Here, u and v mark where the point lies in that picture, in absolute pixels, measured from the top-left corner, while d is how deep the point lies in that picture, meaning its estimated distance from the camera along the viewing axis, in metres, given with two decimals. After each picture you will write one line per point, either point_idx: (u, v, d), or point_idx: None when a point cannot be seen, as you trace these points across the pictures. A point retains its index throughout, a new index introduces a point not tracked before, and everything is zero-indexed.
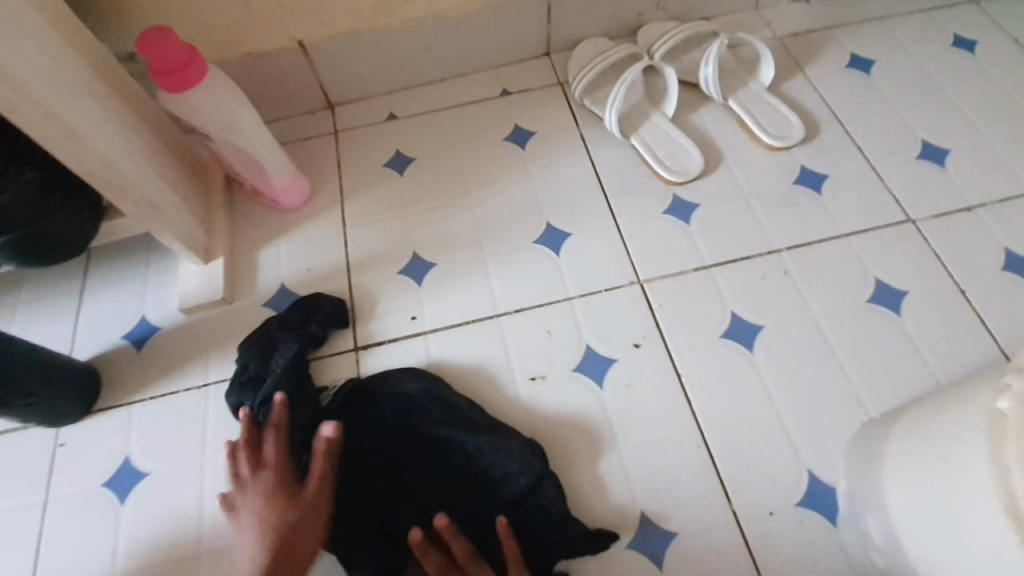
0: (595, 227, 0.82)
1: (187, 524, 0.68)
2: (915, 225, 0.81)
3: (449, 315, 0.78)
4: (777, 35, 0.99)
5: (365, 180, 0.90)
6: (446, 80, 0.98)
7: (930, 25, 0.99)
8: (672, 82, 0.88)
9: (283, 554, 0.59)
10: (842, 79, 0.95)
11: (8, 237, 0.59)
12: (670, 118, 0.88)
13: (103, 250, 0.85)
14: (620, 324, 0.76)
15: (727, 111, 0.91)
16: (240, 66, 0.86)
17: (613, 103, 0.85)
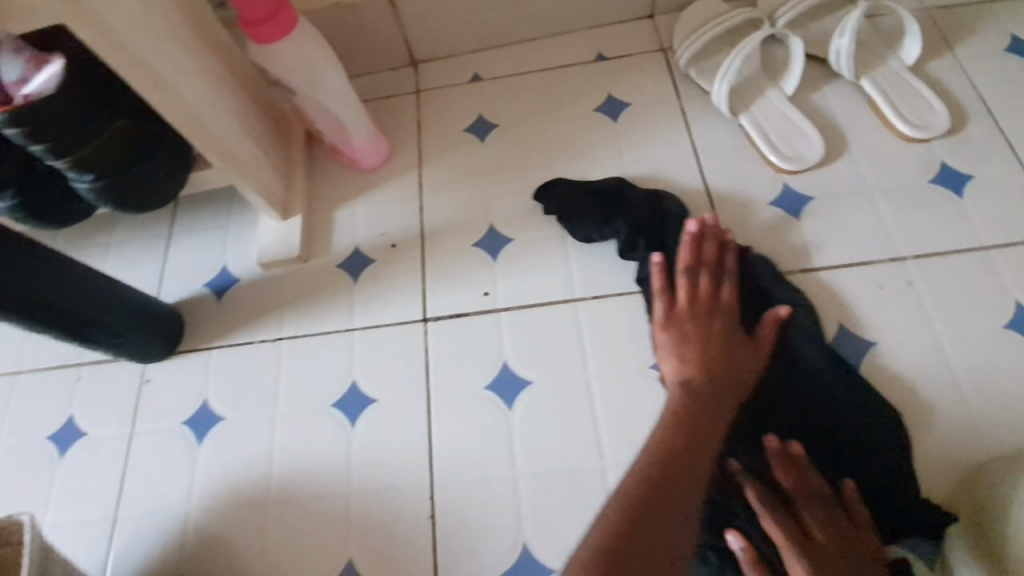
0: (688, 214, 0.75)
1: (257, 473, 0.70)
2: None
3: (522, 295, 0.74)
4: (923, 4, 0.85)
5: (446, 144, 0.86)
6: (536, 40, 0.91)
7: None
8: (797, 53, 0.78)
9: (679, 425, 0.58)
10: (1000, 61, 0.80)
11: (100, 181, 0.59)
12: (788, 95, 0.79)
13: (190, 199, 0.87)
14: None
15: (854, 93, 0.80)
16: (327, 17, 0.83)
17: (726, 75, 0.76)
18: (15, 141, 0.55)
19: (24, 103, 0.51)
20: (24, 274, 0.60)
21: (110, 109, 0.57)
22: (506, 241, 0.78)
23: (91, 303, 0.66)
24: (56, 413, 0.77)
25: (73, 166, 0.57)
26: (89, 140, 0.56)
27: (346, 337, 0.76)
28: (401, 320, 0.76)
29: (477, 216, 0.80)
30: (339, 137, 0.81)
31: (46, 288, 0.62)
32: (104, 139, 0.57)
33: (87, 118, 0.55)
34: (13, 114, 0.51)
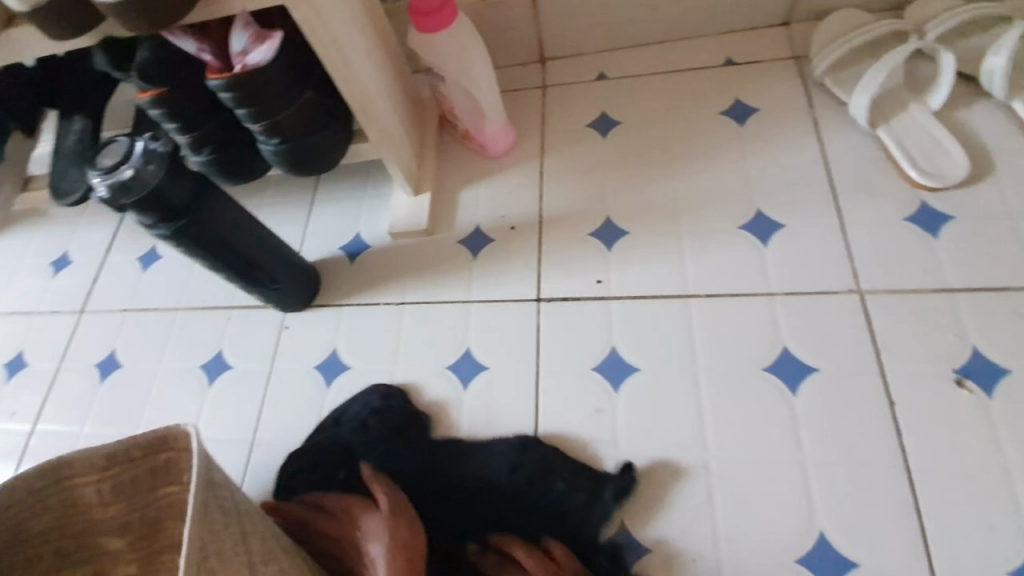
0: (813, 223, 0.75)
1: None
2: None
3: (635, 286, 0.76)
4: None
5: (568, 137, 0.90)
6: (664, 43, 0.93)
7: None
8: (948, 69, 0.76)
9: None
10: None
11: (282, 145, 0.68)
12: (933, 111, 0.77)
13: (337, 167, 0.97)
14: (827, 332, 0.70)
15: (1007, 112, 0.76)
16: (472, 12, 0.90)
17: (868, 86, 0.76)
18: (227, 104, 0.64)
19: (246, 72, 0.60)
20: (217, 221, 0.69)
21: (303, 84, 0.66)
22: (623, 233, 0.81)
23: (260, 251, 0.75)
24: (207, 347, 0.88)
25: (267, 130, 0.66)
26: (283, 108, 0.65)
27: (463, 307, 0.81)
28: (516, 297, 0.80)
29: (595, 207, 0.83)
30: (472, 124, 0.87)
31: (230, 234, 0.71)
32: (294, 109, 0.66)
33: (286, 90, 0.64)
34: (236, 80, 0.60)
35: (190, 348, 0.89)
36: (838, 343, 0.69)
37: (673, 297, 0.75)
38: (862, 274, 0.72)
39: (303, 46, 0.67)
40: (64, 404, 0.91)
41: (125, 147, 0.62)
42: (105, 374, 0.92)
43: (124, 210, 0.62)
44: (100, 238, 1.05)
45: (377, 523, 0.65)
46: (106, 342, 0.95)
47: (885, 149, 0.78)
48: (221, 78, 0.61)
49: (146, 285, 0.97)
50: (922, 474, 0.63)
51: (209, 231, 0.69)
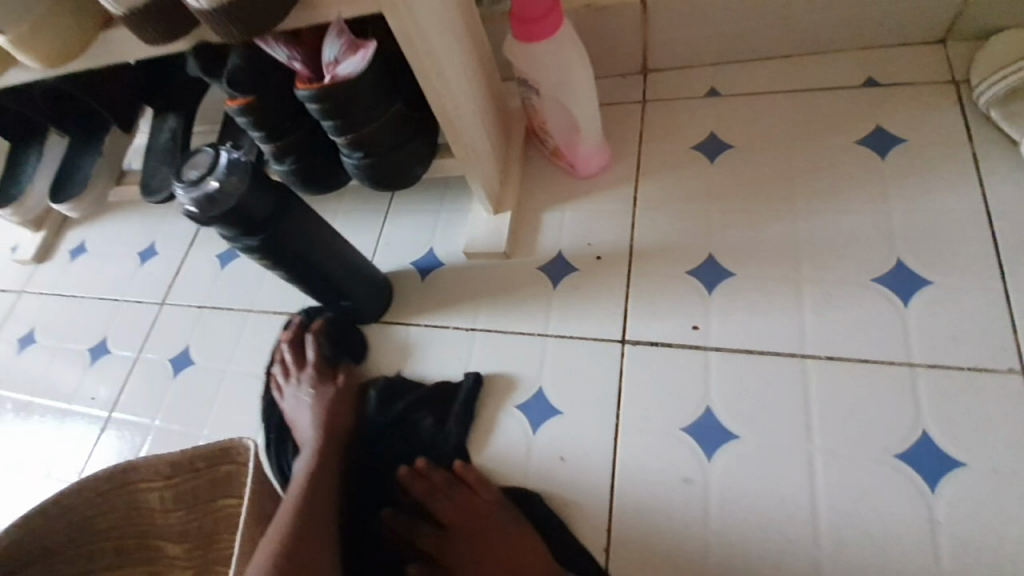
0: (969, 282, 0.63)
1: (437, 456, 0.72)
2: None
3: (739, 339, 0.67)
4: None
5: (669, 158, 0.81)
6: (788, 58, 0.82)
7: None
8: None
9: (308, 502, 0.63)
10: None
11: (367, 159, 0.64)
12: None
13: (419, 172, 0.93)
14: (984, 420, 0.57)
15: None
16: (573, 18, 0.83)
17: None
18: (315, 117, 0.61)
19: (336, 82, 0.57)
20: (297, 233, 0.66)
21: (392, 96, 0.62)
22: (727, 273, 0.71)
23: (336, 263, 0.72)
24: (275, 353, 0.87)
25: (351, 144, 0.63)
26: (370, 121, 0.61)
27: (539, 340, 0.74)
28: (600, 335, 0.72)
29: (696, 241, 0.74)
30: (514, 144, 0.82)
31: (310, 248, 0.68)
32: (382, 120, 0.62)
33: (376, 101, 0.60)
34: (325, 90, 0.57)
35: (259, 352, 0.88)
36: (998, 437, 0.56)
37: (787, 355, 0.64)
38: None
39: (395, 55, 0.62)
40: (138, 394, 0.93)
41: (210, 159, 0.60)
42: (177, 369, 0.93)
43: (207, 222, 0.60)
44: (185, 231, 1.07)
45: (329, 452, 0.68)
46: (182, 335, 0.96)
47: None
48: (310, 88, 0.58)
49: (223, 282, 0.98)
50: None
51: (288, 246, 0.66)
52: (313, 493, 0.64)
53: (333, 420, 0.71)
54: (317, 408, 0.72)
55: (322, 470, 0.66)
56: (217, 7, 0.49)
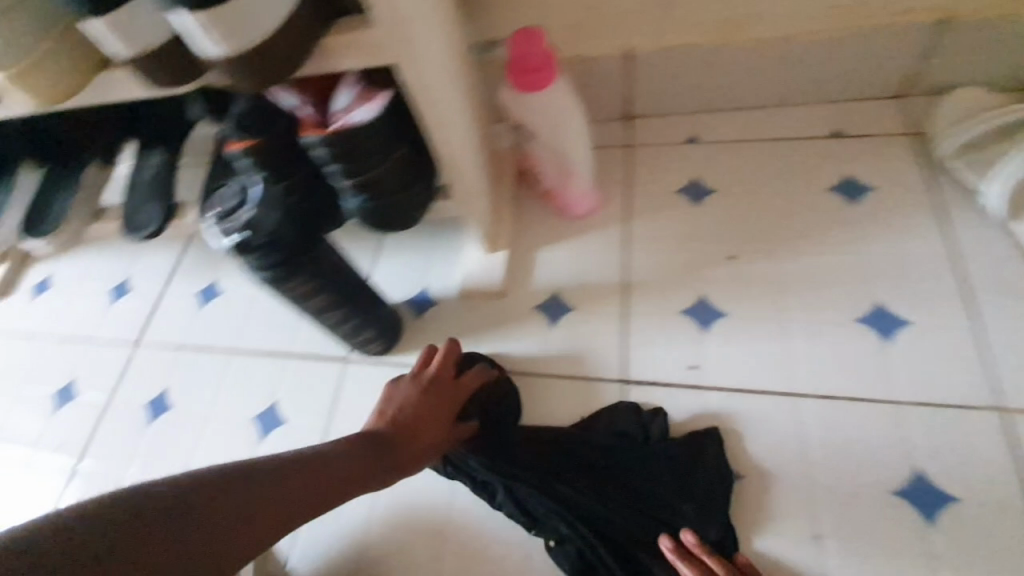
0: (941, 322, 0.67)
1: (433, 503, 0.70)
2: None
3: (732, 378, 0.69)
4: None
5: (659, 202, 0.84)
6: (765, 108, 0.88)
7: None
8: None
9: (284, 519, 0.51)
10: None
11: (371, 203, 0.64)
12: None
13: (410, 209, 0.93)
14: (965, 453, 0.61)
15: None
16: (564, 67, 0.86)
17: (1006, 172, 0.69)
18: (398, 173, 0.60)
19: (339, 131, 0.58)
20: (325, 259, 0.66)
21: (400, 142, 0.63)
22: (717, 313, 0.74)
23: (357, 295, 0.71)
24: (260, 395, 0.84)
25: (358, 188, 0.62)
26: (379, 165, 0.61)
27: (536, 382, 0.75)
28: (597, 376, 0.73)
29: (688, 281, 0.77)
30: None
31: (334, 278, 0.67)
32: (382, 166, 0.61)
33: (382, 146, 0.60)
34: (331, 137, 0.58)
35: (243, 394, 0.85)
36: (979, 468, 0.60)
37: (779, 394, 0.67)
38: (1006, 387, 0.63)
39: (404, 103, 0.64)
40: (110, 443, 0.88)
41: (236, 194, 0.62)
42: (153, 415, 0.88)
43: (236, 250, 0.59)
44: (161, 268, 1.03)
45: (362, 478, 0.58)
46: (160, 378, 0.91)
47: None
48: (318, 134, 0.58)
49: (205, 322, 0.94)
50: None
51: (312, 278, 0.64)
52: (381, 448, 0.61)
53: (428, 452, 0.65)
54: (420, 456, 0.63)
55: (332, 475, 0.56)
56: (231, 57, 0.49)
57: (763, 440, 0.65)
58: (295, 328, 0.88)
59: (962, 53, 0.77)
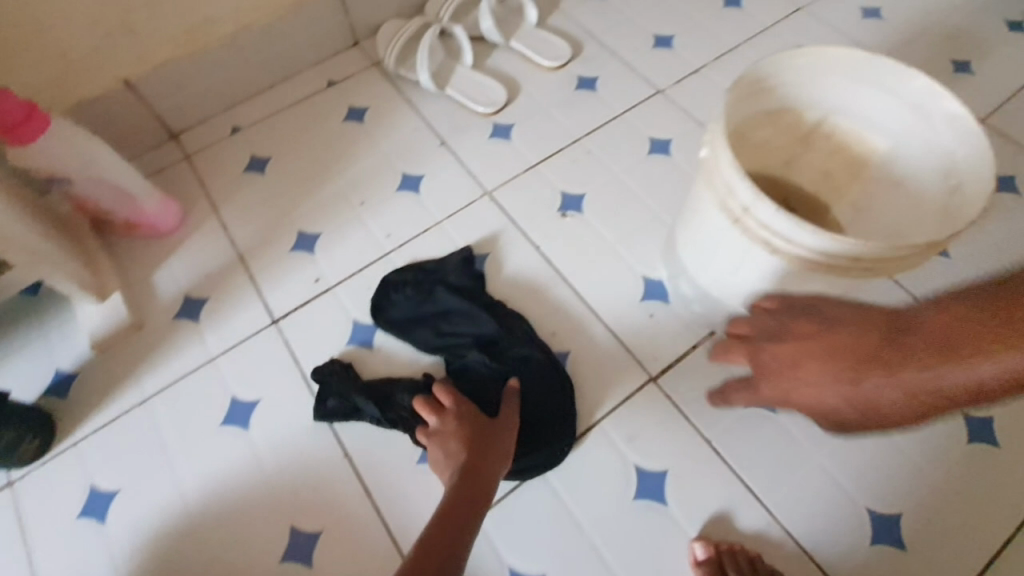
0: (529, 113, 1.06)
1: (308, 436, 0.79)
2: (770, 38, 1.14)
3: (449, 207, 0.96)
4: None
5: (332, 138, 1.06)
6: (360, 43, 1.17)
7: None
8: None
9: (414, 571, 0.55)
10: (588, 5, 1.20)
11: None
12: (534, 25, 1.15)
13: (119, 248, 0.94)
14: (576, 170, 0.99)
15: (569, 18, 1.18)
16: (191, 61, 0.99)
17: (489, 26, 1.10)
18: None
19: None
20: None
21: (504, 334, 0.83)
22: (419, 178, 1.00)
23: None
24: (73, 487, 0.78)
25: None
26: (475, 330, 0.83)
27: (328, 294, 0.89)
28: (366, 261, 0.91)
29: (389, 171, 1.01)
30: (126, 209, 0.90)
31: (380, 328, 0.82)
32: None
33: None
34: None
35: (51, 505, 0.77)
36: (586, 171, 0.99)
37: (476, 200, 0.97)
38: (573, 127, 1.04)
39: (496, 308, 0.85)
40: None
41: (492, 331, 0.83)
42: None
43: None
44: None
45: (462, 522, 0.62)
46: None
47: (524, 55, 1.12)
48: None
49: None
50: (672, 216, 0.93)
51: None
52: (465, 479, 0.66)
53: (834, 326, 0.61)
54: (440, 461, 0.70)
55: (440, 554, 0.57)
56: None
57: (488, 228, 0.94)
58: (74, 409, 0.83)
59: None
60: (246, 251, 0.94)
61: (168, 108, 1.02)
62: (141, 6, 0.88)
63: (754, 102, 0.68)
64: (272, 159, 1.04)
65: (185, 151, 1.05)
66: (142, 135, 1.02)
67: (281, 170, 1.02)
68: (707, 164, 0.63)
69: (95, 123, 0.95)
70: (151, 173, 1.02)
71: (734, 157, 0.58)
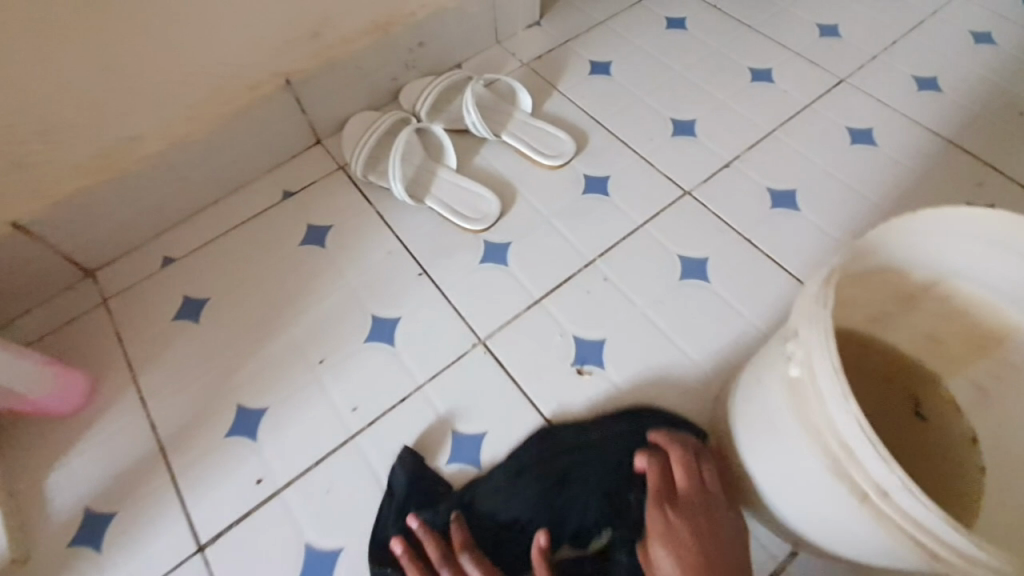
0: (528, 228, 0.85)
1: None
2: (808, 117, 0.96)
3: (432, 364, 0.75)
4: (523, 62, 1.06)
5: (287, 268, 0.85)
6: (321, 141, 0.98)
7: (761, 48, 1.06)
8: (515, 82, 0.95)
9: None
10: (590, 86, 1.01)
11: None
12: (528, 113, 0.96)
13: (8, 438, 0.73)
14: (593, 305, 0.78)
15: (569, 101, 0.99)
16: (106, 190, 0.79)
17: (475, 121, 0.91)
18: None
19: None
20: None
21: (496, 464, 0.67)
22: (394, 322, 0.79)
23: None
24: None
25: None
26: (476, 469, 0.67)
27: (276, 501, 0.68)
28: (326, 450, 0.71)
29: (355, 312, 0.80)
30: (9, 401, 0.69)
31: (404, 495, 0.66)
32: None
33: None
34: None
35: None
36: (605, 306, 0.78)
37: (468, 352, 0.76)
38: (584, 245, 0.83)
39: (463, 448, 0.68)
40: None
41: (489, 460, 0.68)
42: None
43: None
44: None
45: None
46: None
47: (518, 150, 0.93)
48: None
49: None
50: (718, 367, 0.73)
51: None
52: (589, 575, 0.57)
53: None
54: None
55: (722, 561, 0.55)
56: None
57: (481, 389, 0.74)
58: None
59: (424, 41, 0.98)
60: (170, 438, 0.72)
61: (80, 247, 0.82)
62: (35, 136, 0.69)
63: (844, 273, 0.48)
64: (211, 300, 0.83)
65: (103, 293, 0.84)
66: (44, 279, 0.81)
67: (221, 315, 0.81)
68: (798, 386, 0.45)
69: None
70: (58, 326, 0.81)
71: (862, 411, 0.39)
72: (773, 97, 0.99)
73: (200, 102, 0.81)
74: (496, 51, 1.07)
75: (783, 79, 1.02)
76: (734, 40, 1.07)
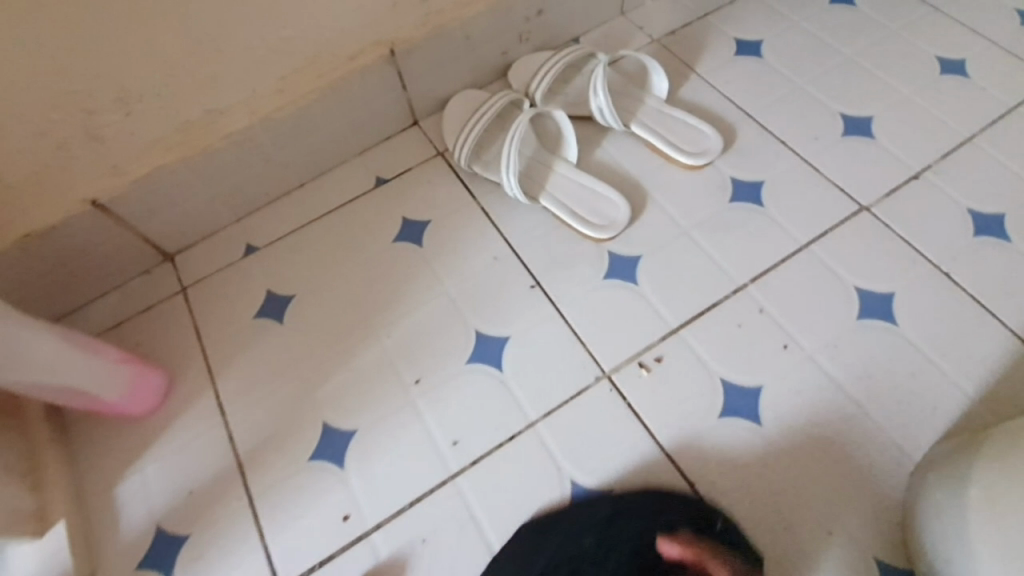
0: (662, 240, 0.72)
1: None
2: (1019, 120, 0.77)
3: (547, 398, 0.64)
4: (654, 38, 0.90)
5: (379, 266, 0.75)
6: (420, 121, 0.86)
7: (954, 31, 0.86)
8: (651, 61, 0.80)
9: None
10: (737, 70, 0.85)
11: None
12: (663, 99, 0.81)
13: (79, 435, 0.67)
14: (744, 342, 0.64)
15: (711, 88, 0.83)
16: (190, 166, 0.71)
17: (604, 106, 0.77)
18: None
19: None
20: None
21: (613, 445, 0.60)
22: (501, 341, 0.67)
23: None
24: None
25: None
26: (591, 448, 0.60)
27: (364, 545, 0.58)
28: (423, 488, 0.60)
29: (456, 325, 0.69)
30: (80, 401, 0.62)
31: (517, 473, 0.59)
32: None
33: None
34: None
35: None
36: (760, 344, 0.64)
37: (590, 386, 0.64)
38: (732, 266, 0.69)
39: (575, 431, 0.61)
40: None
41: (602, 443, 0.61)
42: None
43: None
44: None
45: None
46: None
47: (650, 144, 0.78)
48: None
49: None
50: (913, 438, 0.58)
51: None
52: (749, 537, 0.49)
53: None
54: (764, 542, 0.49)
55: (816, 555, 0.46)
56: None
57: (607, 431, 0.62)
58: None
59: (544, 9, 0.85)
60: (248, 455, 0.64)
61: (160, 228, 0.74)
62: (111, 106, 0.62)
63: None
64: (295, 298, 0.73)
65: (182, 280, 0.76)
66: (123, 262, 0.75)
67: (305, 316, 0.72)
68: None
69: (58, 255, 0.69)
70: (134, 314, 0.74)
71: None
72: (971, 93, 0.80)
73: (296, 70, 0.72)
74: (622, 25, 0.92)
75: (984, 70, 0.82)
76: (919, 20, 0.87)
